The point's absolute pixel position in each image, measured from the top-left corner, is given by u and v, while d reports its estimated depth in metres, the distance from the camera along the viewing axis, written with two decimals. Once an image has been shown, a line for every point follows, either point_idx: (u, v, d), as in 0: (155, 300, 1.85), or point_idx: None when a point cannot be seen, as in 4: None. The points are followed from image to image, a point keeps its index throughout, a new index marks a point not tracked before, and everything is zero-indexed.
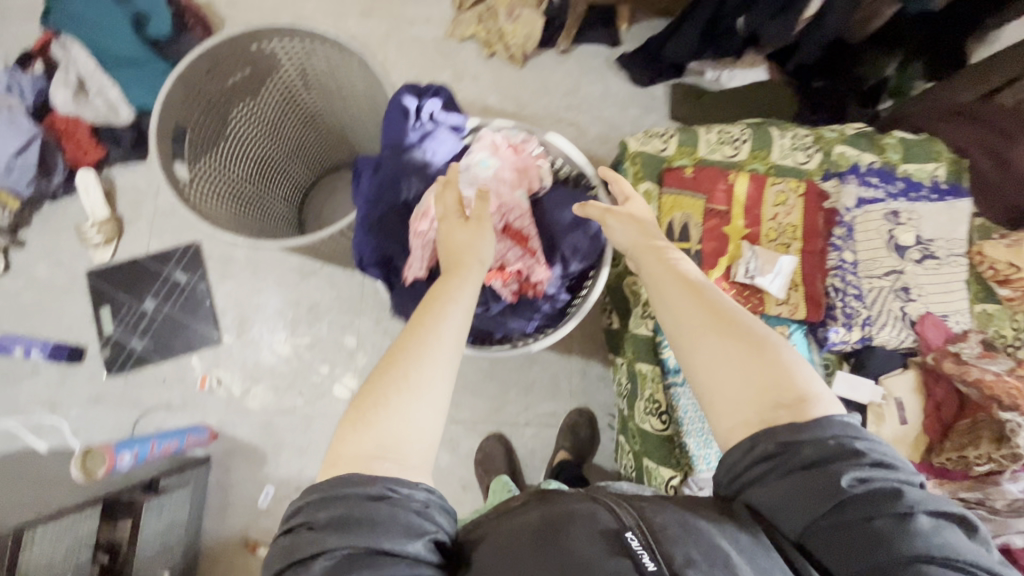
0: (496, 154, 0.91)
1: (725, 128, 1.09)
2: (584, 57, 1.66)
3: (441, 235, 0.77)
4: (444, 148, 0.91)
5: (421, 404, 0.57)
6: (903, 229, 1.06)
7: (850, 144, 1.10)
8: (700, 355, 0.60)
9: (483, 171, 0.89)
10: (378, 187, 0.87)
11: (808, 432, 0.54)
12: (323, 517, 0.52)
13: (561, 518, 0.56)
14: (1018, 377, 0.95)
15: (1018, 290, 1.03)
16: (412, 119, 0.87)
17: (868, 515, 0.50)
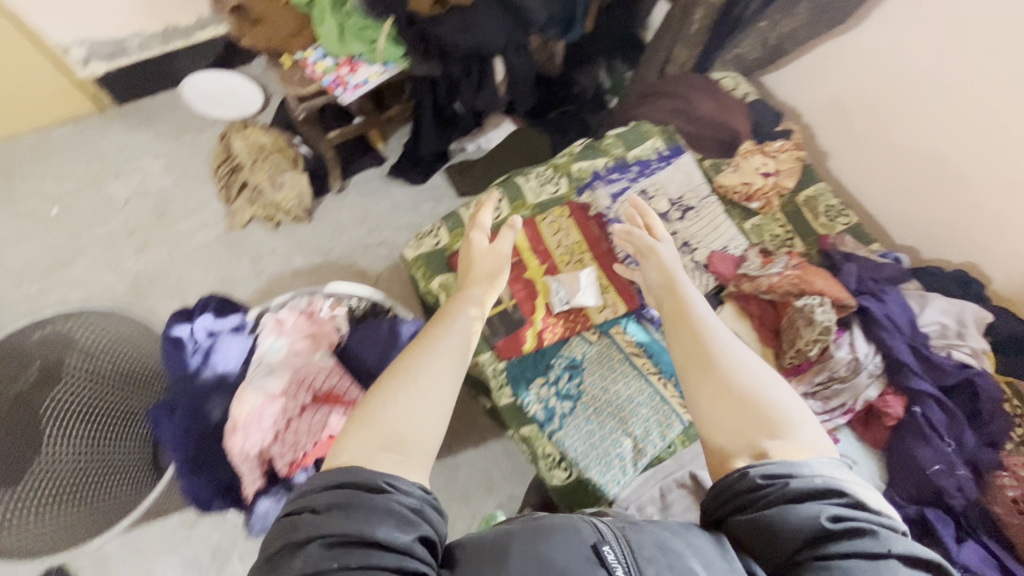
0: (282, 334, 0.93)
1: (480, 197, 1.20)
2: (361, 185, 1.77)
3: (466, 250, 0.97)
4: (233, 353, 0.92)
5: (421, 394, 0.64)
6: (656, 200, 1.24)
7: (582, 159, 1.27)
8: (701, 384, 0.73)
9: (274, 356, 0.90)
10: (181, 425, 0.85)
11: (801, 471, 0.62)
12: (322, 502, 0.55)
13: (547, 526, 0.59)
14: (795, 266, 1.12)
15: (762, 200, 1.26)
16: (187, 345, 0.89)
17: (843, 549, 0.56)
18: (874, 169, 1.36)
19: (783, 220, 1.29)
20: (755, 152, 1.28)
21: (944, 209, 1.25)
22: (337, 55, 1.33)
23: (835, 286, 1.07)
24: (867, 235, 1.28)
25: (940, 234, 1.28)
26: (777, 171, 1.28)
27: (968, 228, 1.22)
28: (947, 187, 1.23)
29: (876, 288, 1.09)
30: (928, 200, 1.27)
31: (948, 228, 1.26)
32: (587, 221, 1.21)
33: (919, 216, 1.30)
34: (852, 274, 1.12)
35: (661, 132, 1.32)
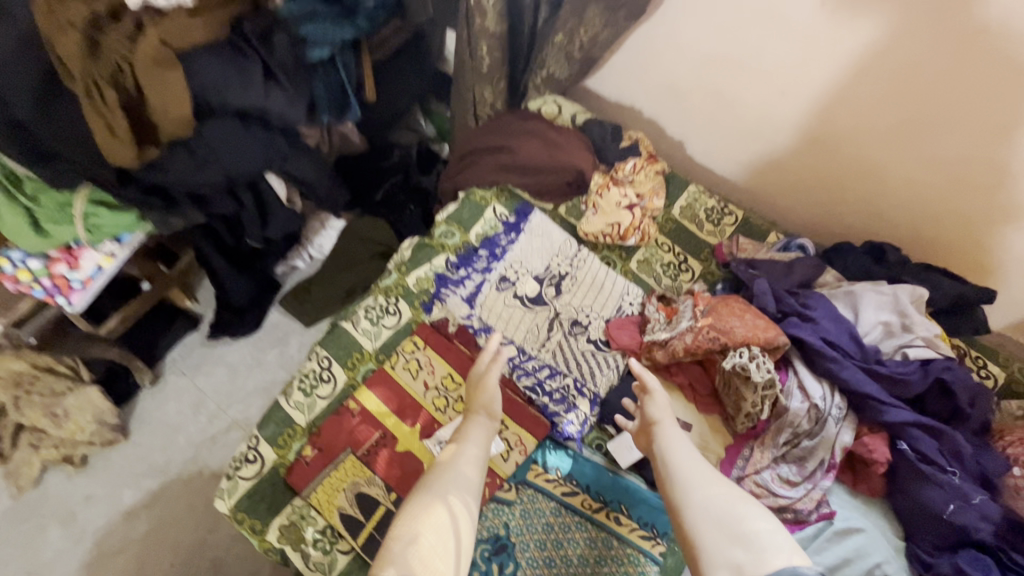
0: None
1: (302, 372, 0.90)
2: (180, 365, 1.39)
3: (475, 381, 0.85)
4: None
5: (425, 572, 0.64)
6: (522, 284, 1.00)
7: (416, 266, 1.00)
8: (671, 505, 0.75)
9: None
10: None
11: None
12: None
13: None
14: (704, 312, 0.91)
15: (637, 234, 1.04)
16: None
17: None
18: (728, 148, 1.18)
19: (667, 244, 1.10)
20: (610, 184, 1.05)
21: (817, 174, 1.10)
22: (46, 251, 0.95)
23: (758, 323, 0.87)
24: (760, 226, 1.10)
25: (814, 203, 1.15)
26: (642, 195, 1.06)
27: (848, 189, 1.09)
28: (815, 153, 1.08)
29: (800, 300, 0.91)
30: (796, 170, 1.13)
31: (825, 195, 1.12)
32: (449, 344, 0.95)
33: (789, 189, 1.16)
34: (768, 292, 0.92)
35: (497, 194, 1.08)
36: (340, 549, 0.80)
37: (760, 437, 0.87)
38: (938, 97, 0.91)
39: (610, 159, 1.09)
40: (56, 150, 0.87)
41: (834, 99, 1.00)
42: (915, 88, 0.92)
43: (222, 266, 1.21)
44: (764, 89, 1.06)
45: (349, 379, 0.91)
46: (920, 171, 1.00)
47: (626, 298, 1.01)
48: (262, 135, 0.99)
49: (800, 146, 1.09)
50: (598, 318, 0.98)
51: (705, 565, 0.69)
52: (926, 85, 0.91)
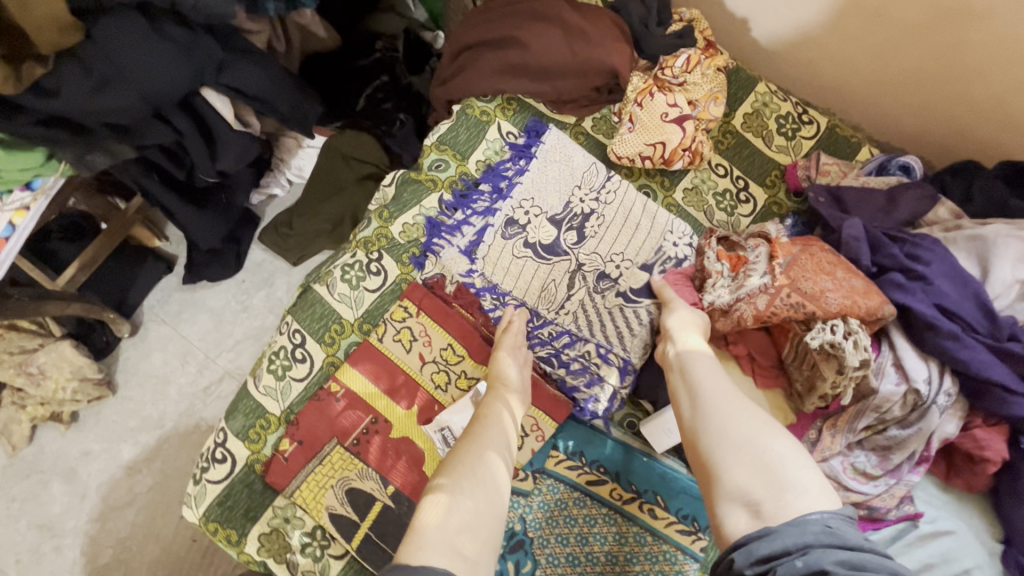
0: None
1: (272, 348, 0.75)
2: (160, 311, 1.26)
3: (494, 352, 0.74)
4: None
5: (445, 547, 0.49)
6: (537, 228, 0.78)
7: (401, 208, 0.80)
8: (690, 423, 0.63)
9: None
10: None
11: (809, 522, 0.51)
12: None
13: None
14: (784, 267, 0.69)
15: (686, 156, 0.80)
16: None
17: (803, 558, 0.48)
18: (810, 24, 0.85)
19: (725, 165, 0.84)
20: (655, 88, 0.79)
21: (940, 57, 0.78)
22: None
23: (855, 284, 0.66)
24: (848, 139, 0.84)
25: (919, 105, 0.84)
26: (695, 102, 0.80)
27: (976, 84, 0.77)
28: (941, 29, 0.75)
29: (908, 247, 0.68)
30: (904, 57, 0.80)
31: (940, 89, 0.80)
32: (446, 309, 0.76)
33: (889, 85, 0.84)
34: (864, 237, 0.70)
35: (502, 107, 0.84)
36: (333, 551, 0.70)
37: (832, 418, 0.69)
38: None
39: (652, 52, 0.81)
40: None
41: None
42: None
43: (177, 204, 1.01)
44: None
45: (329, 355, 0.75)
46: None
47: (670, 241, 0.79)
48: (181, 38, 0.74)
49: (919, 17, 0.76)
50: (630, 269, 0.78)
51: (728, 500, 0.56)
52: None
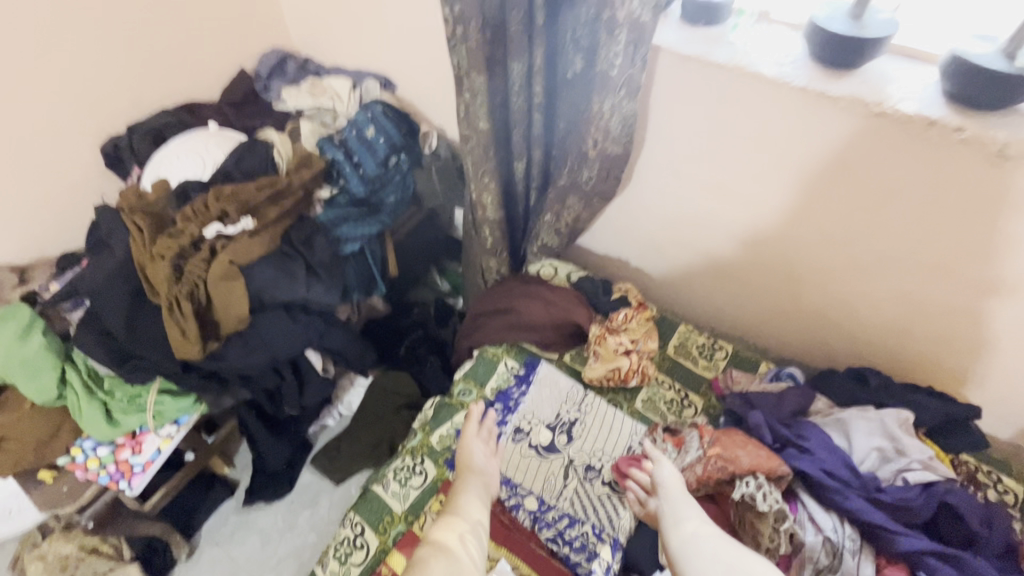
0: None
1: (337, 539, 0.97)
2: (215, 534, 1.43)
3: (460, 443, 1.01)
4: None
5: None
6: (535, 434, 1.08)
7: (439, 423, 1.10)
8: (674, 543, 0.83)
9: None
10: None
11: None
12: None
13: None
14: (711, 441, 0.96)
15: (637, 375, 1.15)
16: None
17: None
18: (710, 286, 1.30)
19: (667, 381, 1.19)
20: (606, 333, 1.18)
21: (783, 309, 1.22)
22: (113, 439, 1.08)
23: (762, 452, 0.92)
24: (749, 357, 1.20)
25: (796, 329, 1.23)
26: (635, 340, 1.18)
27: (823, 317, 1.18)
28: (788, 291, 1.19)
29: (797, 430, 0.97)
30: (774, 303, 1.22)
31: (804, 320, 1.21)
32: None
33: (773, 318, 1.25)
34: (763, 423, 0.99)
35: (507, 350, 1.22)
36: None
37: (791, 567, 0.85)
38: (868, 248, 1.03)
39: (605, 311, 1.23)
40: (134, 350, 1.04)
41: (776, 254, 1.15)
42: (843, 245, 1.06)
43: (262, 434, 1.31)
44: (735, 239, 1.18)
45: (381, 543, 0.96)
46: (873, 311, 1.10)
47: (635, 438, 1.07)
48: (303, 322, 1.17)
49: (772, 284, 1.20)
50: (609, 461, 1.05)
51: None
52: (850, 238, 1.04)
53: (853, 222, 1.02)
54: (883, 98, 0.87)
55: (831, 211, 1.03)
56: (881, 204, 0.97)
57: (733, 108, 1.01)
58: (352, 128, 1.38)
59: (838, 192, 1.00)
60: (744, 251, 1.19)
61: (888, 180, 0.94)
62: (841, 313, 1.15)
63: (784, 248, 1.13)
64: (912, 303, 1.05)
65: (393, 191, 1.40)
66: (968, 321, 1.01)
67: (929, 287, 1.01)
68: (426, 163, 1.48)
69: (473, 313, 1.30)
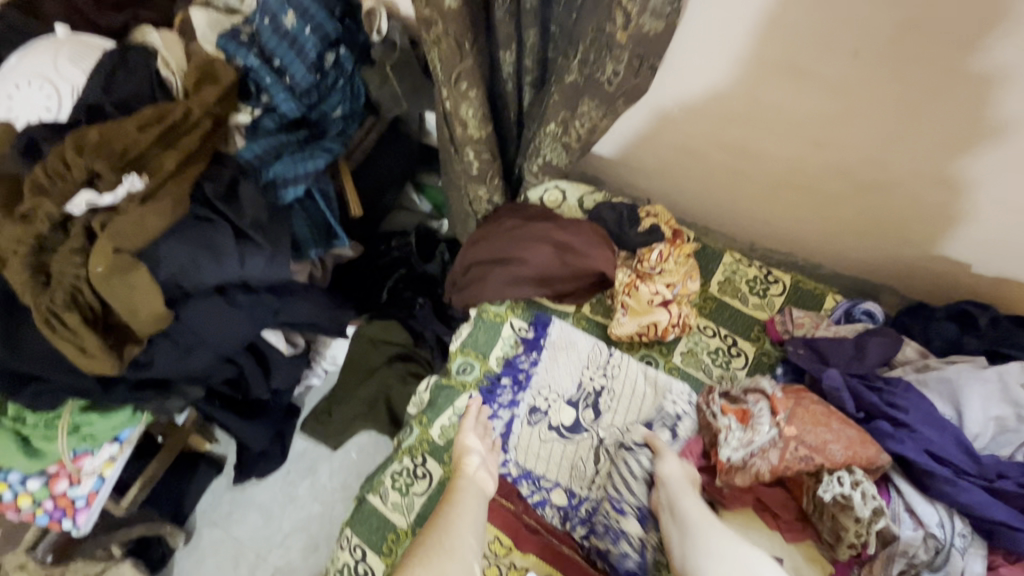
0: None
1: (336, 562, 0.83)
2: (212, 514, 1.32)
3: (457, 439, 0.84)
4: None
5: None
6: (557, 419, 0.89)
7: (437, 412, 0.90)
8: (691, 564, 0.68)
9: None
10: None
11: None
12: None
13: None
14: (788, 421, 0.75)
15: (676, 327, 0.93)
16: None
17: None
18: (760, 203, 1.01)
19: (712, 327, 0.97)
20: (638, 281, 0.92)
21: (852, 222, 0.95)
22: (41, 469, 0.87)
23: (851, 434, 0.73)
24: (813, 291, 0.97)
25: (878, 255, 0.97)
26: (673, 285, 0.93)
27: (914, 237, 0.91)
28: (866, 203, 0.90)
29: (891, 394, 0.76)
30: (848, 221, 0.95)
31: (889, 238, 0.93)
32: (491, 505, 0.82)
33: (843, 241, 0.98)
34: (843, 387, 0.78)
35: (511, 308, 0.99)
36: None
37: (866, 564, 0.71)
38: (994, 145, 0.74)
39: (634, 246, 0.98)
40: (29, 371, 0.80)
41: (852, 158, 0.85)
42: (958, 141, 0.76)
43: (233, 424, 1.12)
44: (780, 148, 0.90)
45: (389, 566, 0.81)
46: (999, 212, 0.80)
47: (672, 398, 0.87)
48: (246, 303, 0.90)
49: (844, 198, 0.92)
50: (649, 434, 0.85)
51: None
52: (971, 132, 0.74)
53: (982, 110, 0.71)
54: None
55: (950, 95, 0.72)
56: (982, 96, 0.70)
57: None
58: (260, 14, 0.96)
59: (932, 80, 0.71)
60: (791, 163, 0.92)
61: (993, 65, 0.67)
62: (933, 225, 0.87)
63: (867, 149, 0.83)
64: (1013, 216, 0.80)
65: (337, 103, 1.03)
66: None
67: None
68: (376, 57, 1.07)
69: (462, 261, 1.03)
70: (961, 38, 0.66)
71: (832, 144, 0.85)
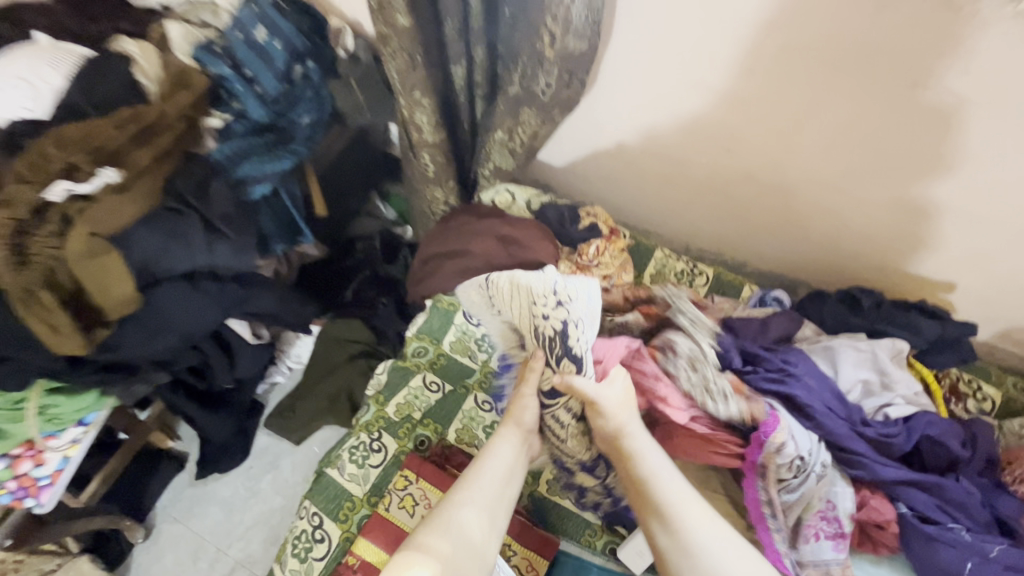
0: None
1: (295, 530, 0.89)
2: (172, 510, 1.34)
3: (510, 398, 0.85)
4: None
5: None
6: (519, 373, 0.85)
7: (393, 392, 0.98)
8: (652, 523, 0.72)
9: None
10: None
11: None
12: None
13: None
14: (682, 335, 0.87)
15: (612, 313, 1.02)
16: None
17: None
18: (694, 205, 1.12)
19: None
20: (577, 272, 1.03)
21: (778, 226, 1.06)
22: (6, 451, 0.89)
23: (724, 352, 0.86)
24: (732, 281, 1.09)
25: (794, 254, 1.09)
26: (609, 276, 1.05)
27: (823, 240, 1.03)
28: (773, 207, 1.03)
29: (782, 358, 0.86)
30: (766, 224, 1.07)
31: (804, 241, 1.05)
32: (440, 474, 0.89)
33: (762, 241, 1.11)
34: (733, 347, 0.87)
35: None
36: None
37: (767, 476, 0.78)
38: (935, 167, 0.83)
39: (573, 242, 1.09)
40: None
41: (801, 168, 0.94)
42: (900, 161, 0.85)
43: (197, 414, 1.17)
44: (718, 159, 1.00)
45: (344, 532, 0.88)
46: (902, 222, 0.92)
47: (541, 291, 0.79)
48: (213, 290, 0.96)
49: (756, 200, 1.04)
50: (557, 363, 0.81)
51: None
52: (912, 152, 0.83)
53: (925, 134, 0.80)
54: None
55: (893, 117, 0.80)
56: (929, 122, 0.78)
57: None
58: (235, 30, 1.06)
59: (885, 106, 0.80)
60: (740, 172, 1.01)
61: (948, 97, 0.75)
62: (844, 232, 1.00)
63: (815, 162, 0.92)
64: (939, 226, 0.90)
65: (304, 111, 1.11)
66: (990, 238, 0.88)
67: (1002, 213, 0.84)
68: (342, 70, 1.16)
69: (422, 254, 1.12)
70: (918, 72, 0.74)
71: (783, 155, 0.94)
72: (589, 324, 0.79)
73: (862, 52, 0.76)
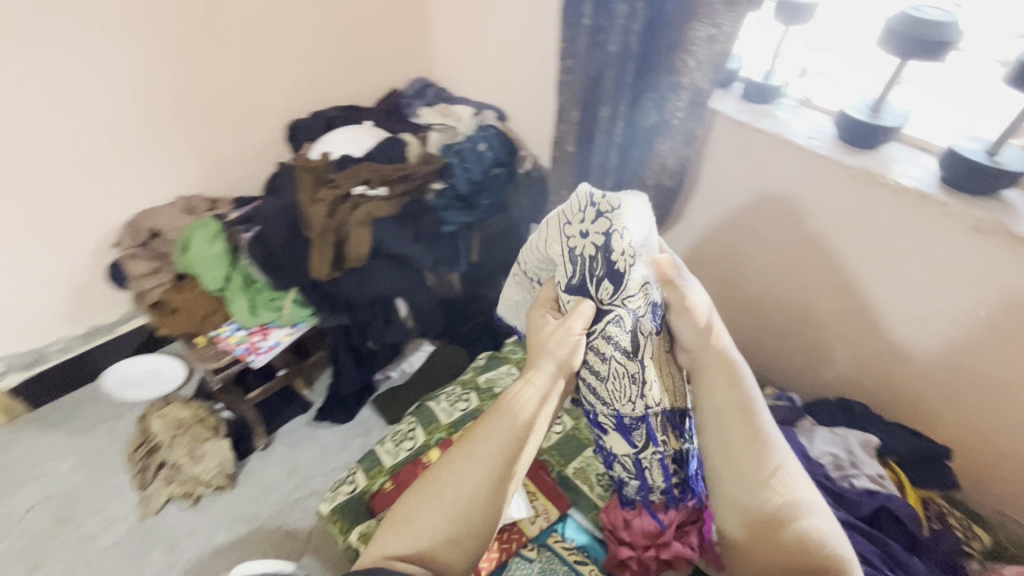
0: None
1: (395, 430, 1.26)
2: (288, 437, 1.76)
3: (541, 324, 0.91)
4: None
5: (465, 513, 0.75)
6: (580, 302, 0.91)
7: (486, 369, 1.38)
8: (768, 456, 0.79)
9: None
10: None
11: None
12: None
13: None
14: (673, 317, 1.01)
15: None
16: None
17: None
18: (737, 315, 1.49)
19: None
20: None
21: (811, 345, 1.37)
22: (249, 325, 1.51)
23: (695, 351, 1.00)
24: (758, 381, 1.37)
25: (800, 367, 1.41)
26: None
27: (832, 362, 1.34)
28: (797, 327, 1.37)
29: None
30: (788, 339, 1.41)
31: (818, 360, 1.37)
32: None
33: (781, 353, 1.44)
34: None
35: None
36: None
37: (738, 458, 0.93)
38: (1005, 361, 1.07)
39: None
40: (283, 265, 1.46)
41: (877, 319, 1.22)
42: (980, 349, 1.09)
43: (346, 361, 1.66)
44: (790, 287, 1.35)
45: (427, 440, 1.24)
46: (925, 375, 1.20)
47: (578, 210, 0.96)
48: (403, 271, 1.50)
49: (786, 319, 1.39)
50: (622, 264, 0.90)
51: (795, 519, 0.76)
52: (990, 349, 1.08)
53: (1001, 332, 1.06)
54: (888, 171, 1.09)
55: (980, 313, 1.07)
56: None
57: (802, 168, 1.21)
58: (469, 142, 1.75)
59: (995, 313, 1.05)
60: (802, 304, 1.34)
61: None
62: (854, 363, 1.30)
63: (889, 316, 1.20)
64: (945, 376, 1.16)
65: (488, 195, 1.74)
66: (988, 396, 1.12)
67: (985, 380, 1.11)
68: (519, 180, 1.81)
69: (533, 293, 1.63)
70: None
71: (869, 306, 1.22)
72: (640, 234, 0.91)
73: (992, 274, 1.03)
